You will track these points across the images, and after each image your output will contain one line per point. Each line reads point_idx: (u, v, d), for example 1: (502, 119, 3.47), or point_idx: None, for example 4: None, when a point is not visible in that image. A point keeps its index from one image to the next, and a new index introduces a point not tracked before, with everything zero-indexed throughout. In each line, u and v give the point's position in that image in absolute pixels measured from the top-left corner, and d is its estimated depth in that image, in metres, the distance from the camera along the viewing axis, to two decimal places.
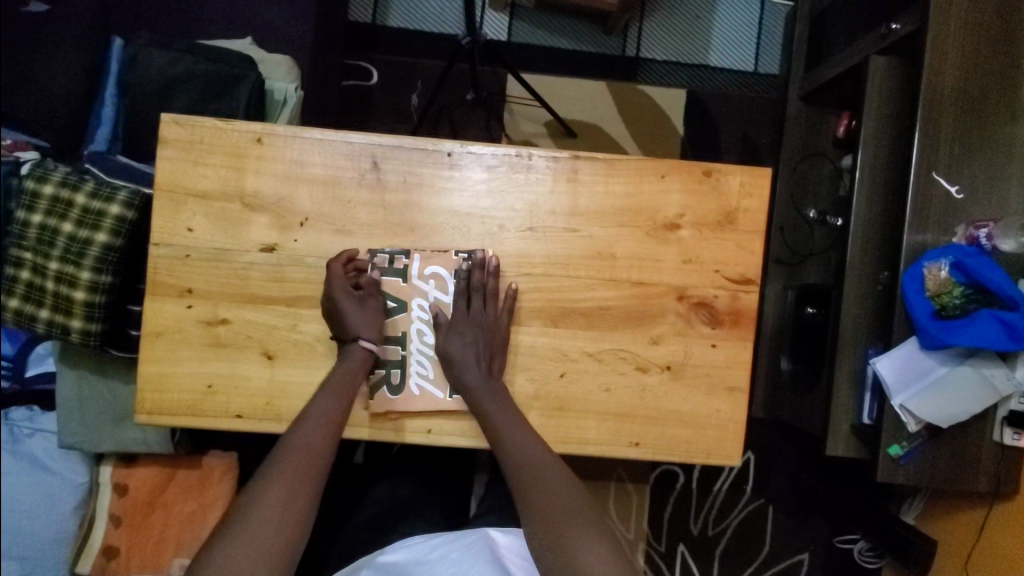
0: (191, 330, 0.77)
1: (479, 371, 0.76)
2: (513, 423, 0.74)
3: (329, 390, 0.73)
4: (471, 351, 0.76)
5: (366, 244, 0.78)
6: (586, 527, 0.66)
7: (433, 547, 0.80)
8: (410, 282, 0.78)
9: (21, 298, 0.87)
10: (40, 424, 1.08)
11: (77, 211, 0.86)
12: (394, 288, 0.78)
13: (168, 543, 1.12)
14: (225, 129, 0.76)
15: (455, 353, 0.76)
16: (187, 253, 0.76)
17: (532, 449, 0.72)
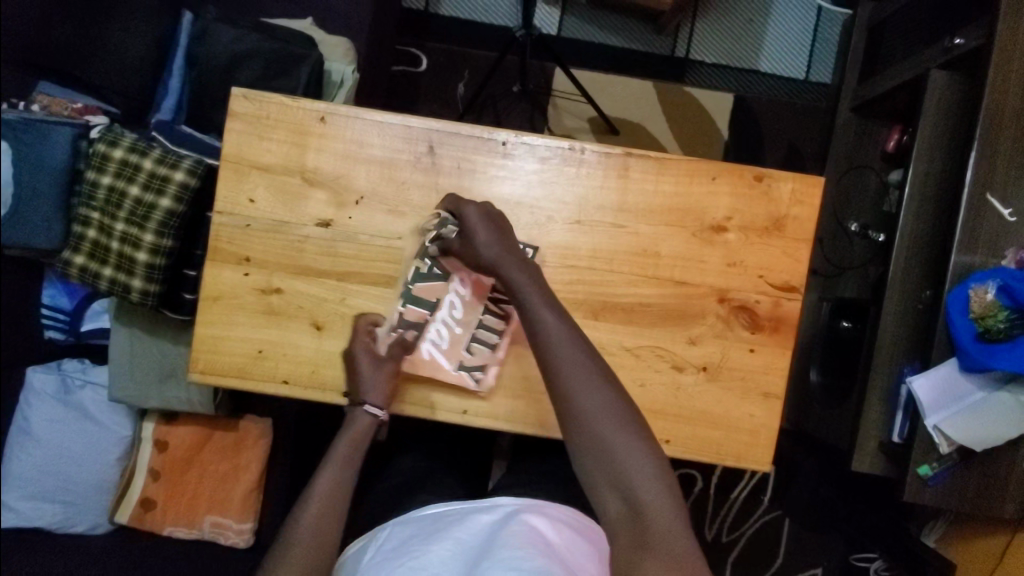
0: (246, 297, 0.80)
1: (497, 252, 0.70)
2: (541, 302, 0.67)
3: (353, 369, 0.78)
4: (488, 235, 0.71)
5: (416, 221, 0.80)
6: (629, 425, 0.61)
7: (451, 522, 0.70)
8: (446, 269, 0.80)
9: (86, 255, 0.91)
10: (91, 376, 1.14)
11: (144, 175, 0.89)
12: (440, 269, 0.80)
13: (202, 499, 1.18)
14: (291, 107, 0.79)
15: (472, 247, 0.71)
16: (247, 223, 0.80)
17: (567, 334, 0.64)
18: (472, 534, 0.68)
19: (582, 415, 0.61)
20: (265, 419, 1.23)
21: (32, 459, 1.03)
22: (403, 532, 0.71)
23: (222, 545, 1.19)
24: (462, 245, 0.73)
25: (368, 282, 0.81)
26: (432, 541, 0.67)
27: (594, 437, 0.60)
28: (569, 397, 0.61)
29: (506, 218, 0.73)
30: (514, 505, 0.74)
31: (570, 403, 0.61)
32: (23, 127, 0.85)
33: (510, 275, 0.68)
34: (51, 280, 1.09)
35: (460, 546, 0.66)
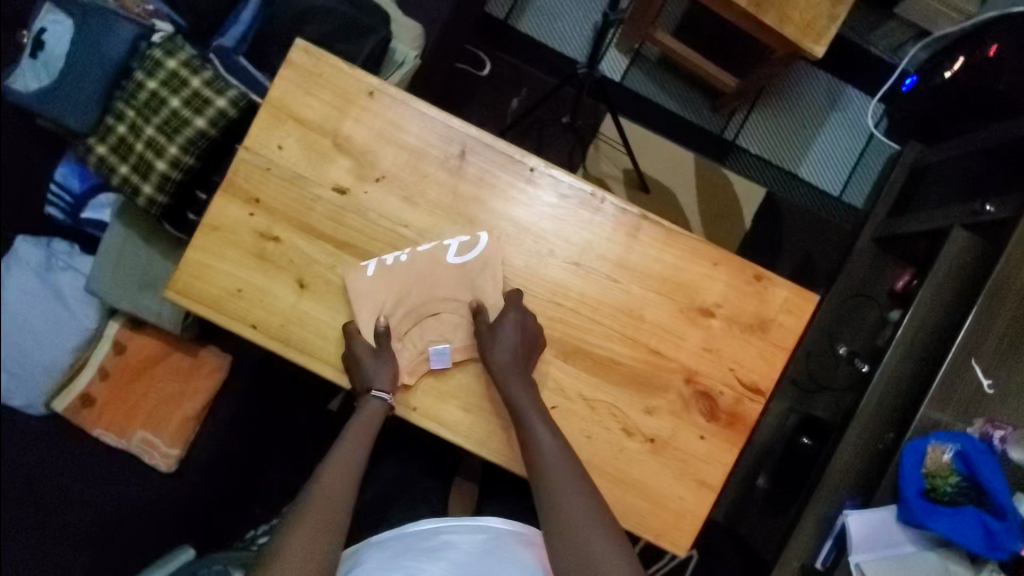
0: (244, 235, 0.82)
1: (511, 367, 0.78)
2: (539, 416, 0.78)
3: (349, 435, 0.79)
4: (510, 348, 0.78)
5: (447, 281, 0.82)
6: (614, 552, 0.70)
7: (446, 537, 0.77)
8: (430, 302, 0.83)
9: (108, 149, 0.93)
10: (74, 263, 1.15)
11: (189, 92, 0.91)
12: (431, 317, 0.83)
13: (140, 413, 1.18)
14: (345, 72, 0.81)
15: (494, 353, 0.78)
16: (269, 167, 0.81)
17: (554, 458, 0.75)
18: (463, 556, 0.74)
19: (575, 546, 0.70)
20: (226, 354, 1.23)
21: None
22: (394, 547, 0.76)
23: (146, 463, 1.19)
24: (484, 343, 0.79)
25: (361, 258, 0.82)
26: (427, 561, 0.73)
27: (574, 536, 0.71)
28: (563, 530, 0.72)
29: (539, 333, 0.81)
30: (504, 522, 0.80)
31: (573, 552, 0.70)
32: (91, 14, 0.97)
33: (517, 400, 0.78)
34: (72, 159, 1.11)
35: (456, 569, 0.73)
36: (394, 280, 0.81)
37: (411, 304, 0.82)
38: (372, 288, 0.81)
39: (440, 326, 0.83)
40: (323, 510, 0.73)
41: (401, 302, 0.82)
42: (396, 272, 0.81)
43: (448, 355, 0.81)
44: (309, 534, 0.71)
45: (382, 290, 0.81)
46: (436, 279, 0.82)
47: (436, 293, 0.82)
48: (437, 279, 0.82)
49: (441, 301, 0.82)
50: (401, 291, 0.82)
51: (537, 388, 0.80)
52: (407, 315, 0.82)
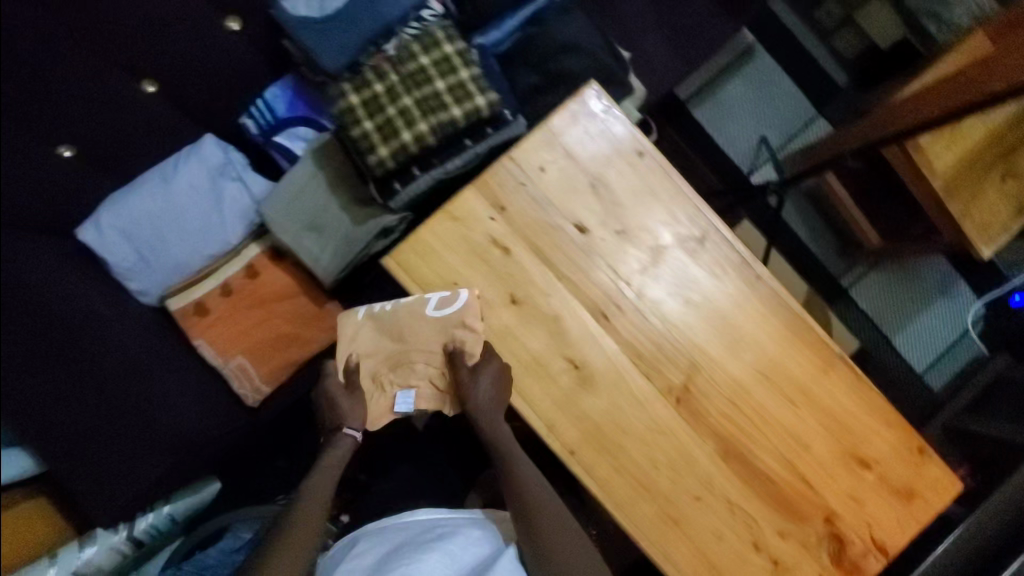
0: (476, 235, 0.83)
1: (487, 411, 0.79)
2: (516, 454, 0.87)
3: (323, 462, 0.81)
4: (488, 395, 0.79)
5: (430, 333, 0.82)
6: None
7: (441, 532, 0.82)
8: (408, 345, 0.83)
9: (359, 100, 0.95)
10: (245, 177, 1.16)
11: (455, 81, 0.96)
12: (406, 360, 0.84)
13: (245, 341, 1.17)
14: (626, 127, 0.85)
15: (474, 400, 0.78)
16: (524, 183, 0.84)
17: (536, 486, 0.84)
18: (456, 549, 0.79)
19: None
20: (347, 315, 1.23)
21: (149, 206, 1.10)
22: (390, 538, 0.82)
23: (231, 391, 1.17)
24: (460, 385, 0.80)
25: (574, 296, 0.84)
26: (420, 550, 0.77)
27: (561, 570, 0.78)
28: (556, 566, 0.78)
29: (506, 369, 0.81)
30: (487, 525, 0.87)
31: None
32: None
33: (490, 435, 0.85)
34: (286, 85, 1.13)
35: (450, 559, 0.77)
36: (381, 324, 0.83)
37: (397, 348, 0.84)
38: (362, 329, 0.82)
39: (417, 370, 0.84)
40: (301, 528, 0.75)
41: (385, 346, 0.83)
42: (383, 317, 0.83)
43: (414, 400, 0.83)
44: (286, 557, 0.72)
45: (367, 336, 0.83)
46: (416, 327, 0.82)
47: (417, 341, 0.83)
48: (417, 324, 0.82)
49: (422, 343, 0.83)
50: (388, 334, 0.83)
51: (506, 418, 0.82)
52: (386, 360, 0.83)
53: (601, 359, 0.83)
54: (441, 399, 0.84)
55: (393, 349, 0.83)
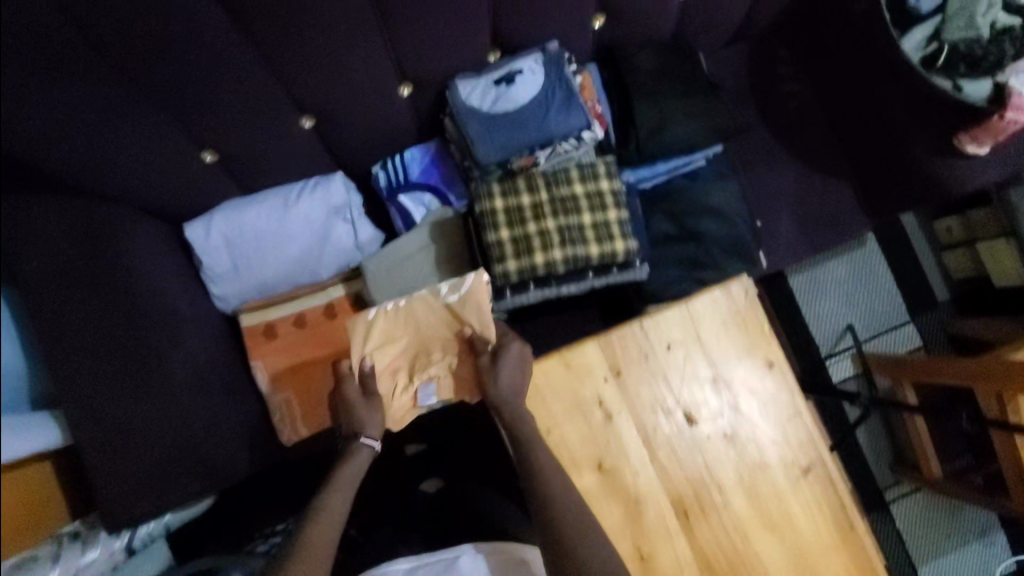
0: (585, 390, 0.81)
1: (514, 397, 0.80)
2: (538, 437, 0.78)
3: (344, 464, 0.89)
4: (511, 380, 0.80)
5: (441, 328, 0.92)
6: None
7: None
8: (427, 335, 0.92)
9: (503, 207, 0.94)
10: (356, 221, 1.15)
11: (602, 219, 0.95)
12: (426, 353, 0.94)
13: (302, 377, 1.15)
14: (765, 332, 0.83)
15: (502, 382, 0.80)
16: (649, 356, 0.82)
17: (559, 483, 0.75)
18: None
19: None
20: None
21: (260, 225, 1.09)
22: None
23: (271, 421, 1.14)
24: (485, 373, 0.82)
25: (662, 485, 0.80)
26: None
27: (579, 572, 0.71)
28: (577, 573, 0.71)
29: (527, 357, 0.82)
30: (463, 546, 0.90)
31: None
32: (564, 85, 1.00)
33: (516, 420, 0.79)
34: (427, 153, 1.13)
35: None
36: (392, 325, 0.91)
37: (409, 349, 0.93)
38: (373, 334, 0.90)
39: (432, 364, 0.94)
40: (328, 513, 0.85)
41: (397, 346, 0.92)
42: (398, 313, 0.90)
43: (434, 392, 0.94)
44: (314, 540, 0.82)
45: (380, 340, 0.91)
46: (428, 324, 0.92)
47: (429, 333, 0.92)
48: (427, 321, 0.92)
49: (433, 339, 0.93)
50: (399, 337, 0.92)
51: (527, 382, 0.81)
52: (403, 360, 0.93)
53: (669, 559, 0.79)
54: (458, 386, 0.94)
55: (413, 341, 0.93)
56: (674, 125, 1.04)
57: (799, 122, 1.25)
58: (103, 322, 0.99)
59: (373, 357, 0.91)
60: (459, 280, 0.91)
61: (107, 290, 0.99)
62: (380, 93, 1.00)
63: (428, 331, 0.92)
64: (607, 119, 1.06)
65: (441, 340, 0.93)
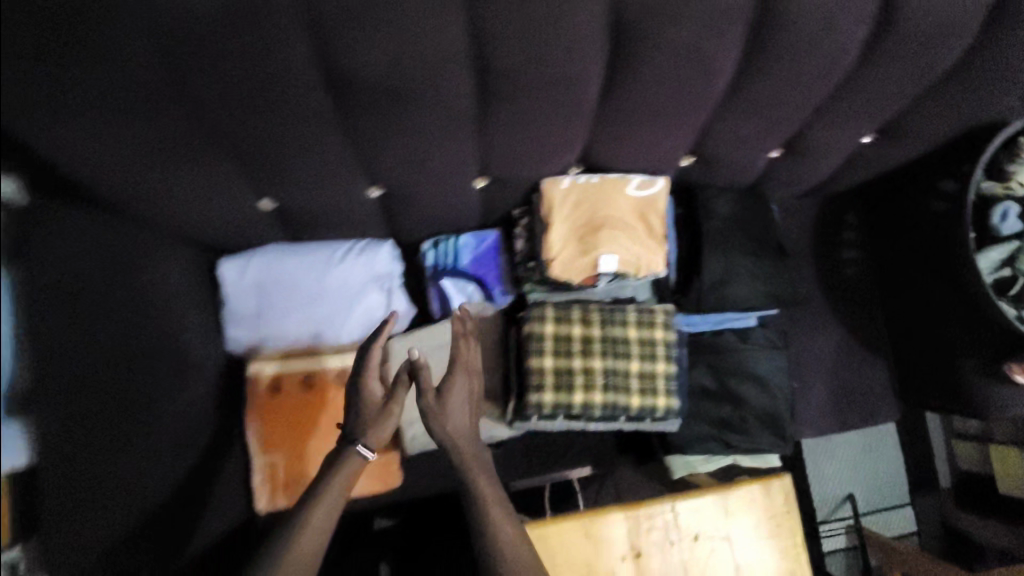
0: (594, 564, 0.75)
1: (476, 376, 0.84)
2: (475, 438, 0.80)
3: (333, 484, 0.77)
4: (650, 263, 0.99)
5: (625, 207, 0.98)
6: None
7: None
8: (616, 202, 0.98)
9: (551, 332, 0.90)
10: (390, 294, 1.11)
11: (648, 369, 0.91)
12: (614, 219, 0.97)
13: (287, 427, 1.08)
14: (797, 549, 0.78)
15: (639, 255, 0.98)
16: (672, 542, 0.76)
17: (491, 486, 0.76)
18: None
19: None
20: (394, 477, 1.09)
21: (298, 273, 1.06)
22: None
23: (248, 478, 1.07)
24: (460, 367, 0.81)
25: None
26: None
27: None
28: None
29: (663, 238, 1.01)
30: None
31: None
32: (642, 224, 0.99)
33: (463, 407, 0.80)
34: (487, 240, 1.10)
35: None
36: (584, 195, 0.97)
37: (591, 221, 0.97)
38: (568, 195, 0.97)
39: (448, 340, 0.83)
40: (314, 536, 0.72)
41: (584, 214, 0.97)
42: (592, 184, 0.97)
43: (615, 263, 0.97)
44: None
45: (569, 205, 0.97)
46: (616, 200, 0.98)
47: (616, 211, 0.97)
48: (616, 200, 0.98)
49: (613, 216, 0.97)
50: (584, 206, 0.97)
51: (656, 270, 1.00)
52: (591, 224, 0.97)
53: None
54: (632, 262, 0.98)
55: (602, 206, 0.97)
56: (737, 284, 1.02)
57: (850, 291, 1.24)
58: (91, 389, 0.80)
59: (553, 223, 0.96)
60: (648, 179, 1.00)
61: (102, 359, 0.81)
62: (454, 181, 0.96)
63: (621, 203, 0.98)
64: (670, 258, 1.04)
65: (626, 218, 0.98)
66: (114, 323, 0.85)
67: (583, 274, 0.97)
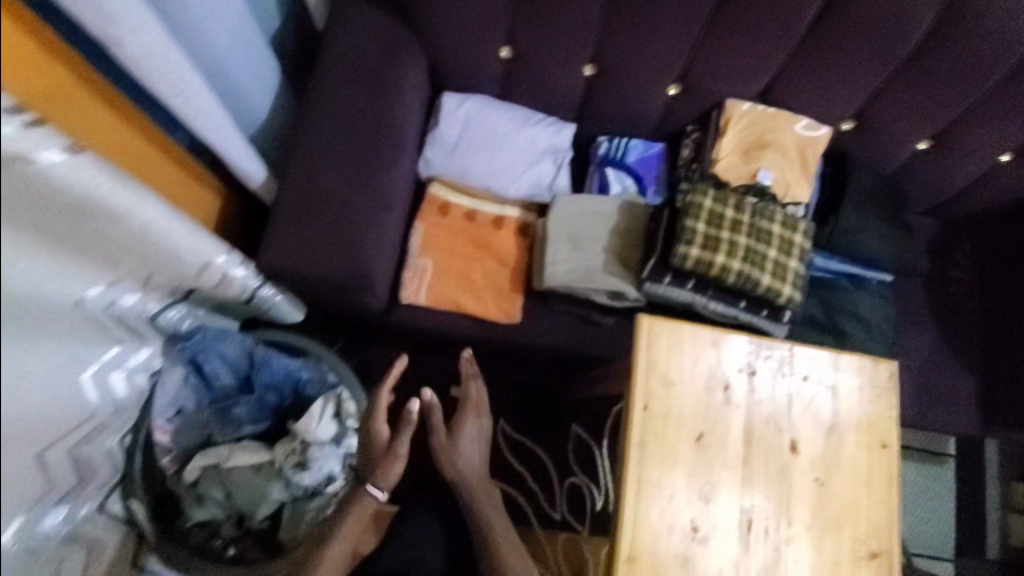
0: (718, 365, 0.88)
1: (477, 429, 1.24)
2: (474, 461, 1.20)
3: (351, 521, 1.10)
4: (799, 189, 1.16)
5: (790, 137, 1.15)
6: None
7: None
8: (783, 130, 1.15)
9: (709, 205, 1.06)
10: (559, 168, 1.30)
11: (781, 260, 1.05)
12: (779, 144, 1.15)
13: (443, 247, 1.26)
14: (892, 423, 0.89)
15: (790, 180, 1.15)
16: (788, 376, 0.88)
17: (485, 496, 1.17)
18: None
19: None
20: (516, 318, 1.24)
21: (496, 122, 1.27)
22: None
23: (398, 275, 1.24)
24: (467, 414, 1.24)
25: (746, 474, 0.85)
26: None
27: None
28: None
29: (814, 175, 1.17)
30: None
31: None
32: (802, 159, 1.16)
33: (469, 442, 1.22)
34: (653, 147, 1.28)
35: None
36: (758, 117, 1.15)
37: (758, 139, 1.15)
38: (746, 113, 1.15)
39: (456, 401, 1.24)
40: (344, 546, 1.07)
41: (755, 132, 1.15)
42: (767, 110, 1.15)
43: (770, 179, 1.14)
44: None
45: (745, 120, 1.15)
46: (783, 129, 1.15)
47: (782, 137, 1.15)
48: (784, 128, 1.15)
49: (779, 141, 1.15)
50: (756, 126, 1.15)
51: (800, 198, 1.16)
52: (759, 142, 1.15)
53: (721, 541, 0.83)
54: (783, 183, 1.15)
55: (771, 131, 1.15)
56: (866, 236, 1.17)
57: (954, 304, 1.34)
58: (338, 134, 1.11)
59: (728, 130, 1.14)
60: (813, 123, 1.17)
61: (356, 114, 1.13)
62: (660, 78, 1.17)
63: (787, 132, 1.15)
64: (813, 202, 1.19)
65: (788, 144, 1.15)
66: (360, 95, 1.14)
67: (741, 180, 1.15)
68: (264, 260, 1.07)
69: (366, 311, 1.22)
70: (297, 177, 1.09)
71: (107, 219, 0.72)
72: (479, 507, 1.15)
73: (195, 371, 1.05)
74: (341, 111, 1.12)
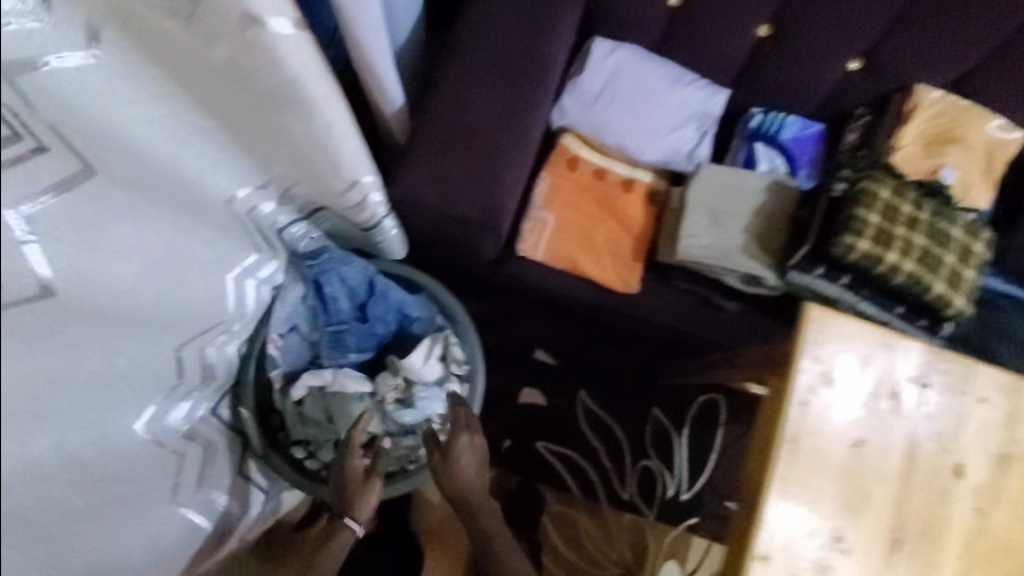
0: (887, 367, 0.81)
1: (473, 456, 1.03)
2: (470, 486, 1.04)
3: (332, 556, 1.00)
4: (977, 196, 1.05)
5: (980, 136, 1.05)
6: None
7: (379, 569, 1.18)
8: (974, 127, 1.05)
9: (887, 200, 1.01)
10: (703, 135, 1.22)
11: (957, 267, 1.01)
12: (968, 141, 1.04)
13: (568, 202, 1.20)
14: None
15: (972, 184, 1.05)
16: (963, 393, 0.81)
17: (485, 512, 1.07)
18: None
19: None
20: (632, 288, 1.17)
21: (646, 77, 1.20)
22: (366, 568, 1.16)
23: (517, 224, 1.18)
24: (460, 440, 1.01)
25: (900, 485, 0.79)
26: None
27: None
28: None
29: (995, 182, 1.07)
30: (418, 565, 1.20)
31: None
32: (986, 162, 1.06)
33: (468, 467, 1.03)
34: (809, 129, 1.20)
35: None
36: (949, 108, 1.05)
37: (944, 133, 1.05)
38: (937, 101, 1.05)
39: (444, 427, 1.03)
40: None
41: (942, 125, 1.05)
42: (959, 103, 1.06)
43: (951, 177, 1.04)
44: None
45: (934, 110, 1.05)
46: (974, 126, 1.05)
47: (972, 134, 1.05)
48: (975, 125, 1.05)
49: (969, 139, 1.05)
50: (945, 117, 1.05)
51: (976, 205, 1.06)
52: (945, 135, 1.05)
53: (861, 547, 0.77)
54: (965, 185, 1.04)
55: (961, 126, 1.05)
56: None
57: None
58: (493, 72, 1.09)
59: (915, 118, 1.05)
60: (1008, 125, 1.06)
61: (512, 54, 1.10)
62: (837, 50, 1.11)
63: (978, 130, 1.05)
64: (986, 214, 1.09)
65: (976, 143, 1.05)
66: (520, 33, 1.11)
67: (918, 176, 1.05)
68: (400, 185, 1.03)
69: (478, 258, 1.17)
70: (445, 107, 1.07)
71: (291, 122, 0.72)
72: (481, 525, 1.07)
73: (315, 291, 1.02)
74: (498, 47, 1.10)
